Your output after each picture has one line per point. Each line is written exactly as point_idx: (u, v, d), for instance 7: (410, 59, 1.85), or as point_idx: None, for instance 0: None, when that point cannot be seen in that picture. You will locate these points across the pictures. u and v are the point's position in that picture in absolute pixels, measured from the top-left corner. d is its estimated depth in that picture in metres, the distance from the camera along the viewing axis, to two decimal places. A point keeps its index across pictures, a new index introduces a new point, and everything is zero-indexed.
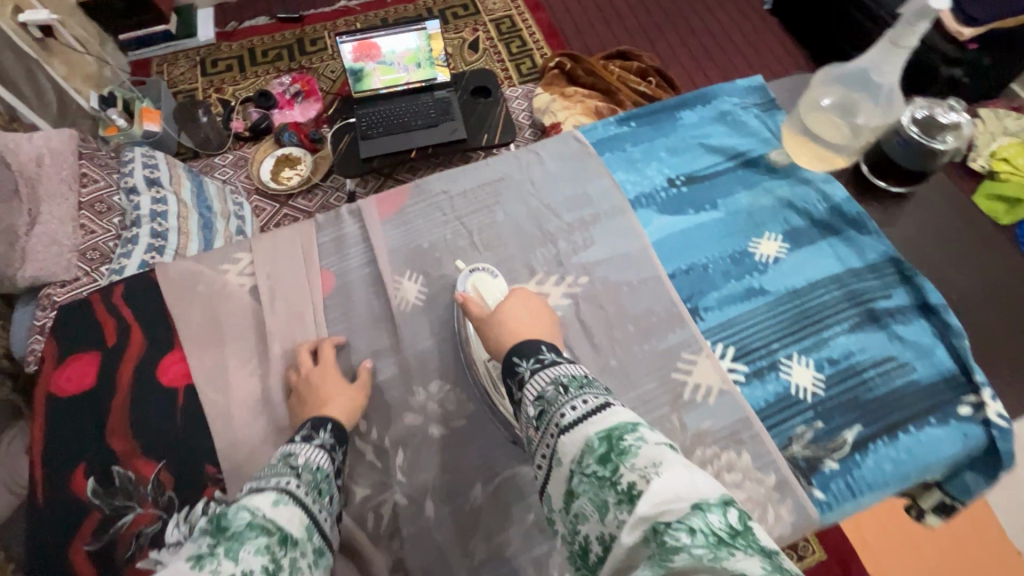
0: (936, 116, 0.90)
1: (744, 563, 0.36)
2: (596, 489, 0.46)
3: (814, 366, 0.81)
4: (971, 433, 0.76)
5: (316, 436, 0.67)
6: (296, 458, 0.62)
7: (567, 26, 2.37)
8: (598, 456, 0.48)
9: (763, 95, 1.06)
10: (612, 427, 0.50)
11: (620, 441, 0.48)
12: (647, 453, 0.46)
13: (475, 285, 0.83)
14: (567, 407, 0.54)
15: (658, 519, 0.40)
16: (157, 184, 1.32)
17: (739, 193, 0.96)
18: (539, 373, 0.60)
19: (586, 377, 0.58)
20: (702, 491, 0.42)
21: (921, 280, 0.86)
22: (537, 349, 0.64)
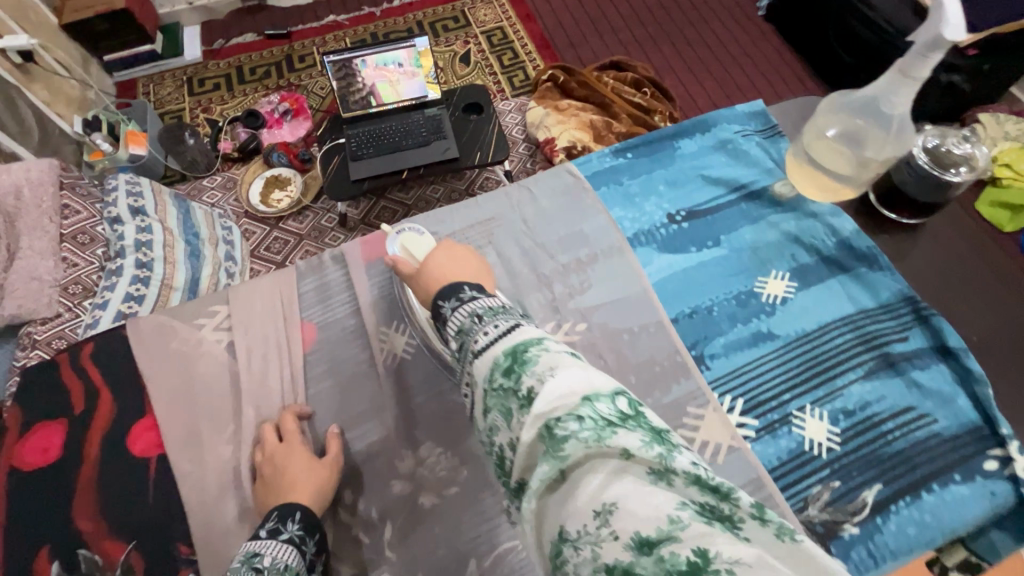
0: (948, 147, 0.85)
1: (627, 439, 0.36)
2: (502, 401, 0.45)
3: (828, 418, 0.76)
4: (999, 491, 0.71)
5: (284, 528, 0.62)
6: (261, 558, 0.57)
7: (559, 37, 2.33)
8: (504, 370, 0.46)
9: (765, 121, 1.01)
10: (516, 342, 0.47)
11: (524, 355, 0.46)
12: (546, 360, 0.44)
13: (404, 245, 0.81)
14: (478, 332, 0.51)
15: (550, 415, 0.40)
16: (142, 214, 1.26)
17: (742, 228, 0.91)
18: (457, 304, 0.55)
19: (502, 304, 0.54)
20: (595, 385, 0.41)
21: (939, 320, 0.81)
22: (458, 289, 0.57)
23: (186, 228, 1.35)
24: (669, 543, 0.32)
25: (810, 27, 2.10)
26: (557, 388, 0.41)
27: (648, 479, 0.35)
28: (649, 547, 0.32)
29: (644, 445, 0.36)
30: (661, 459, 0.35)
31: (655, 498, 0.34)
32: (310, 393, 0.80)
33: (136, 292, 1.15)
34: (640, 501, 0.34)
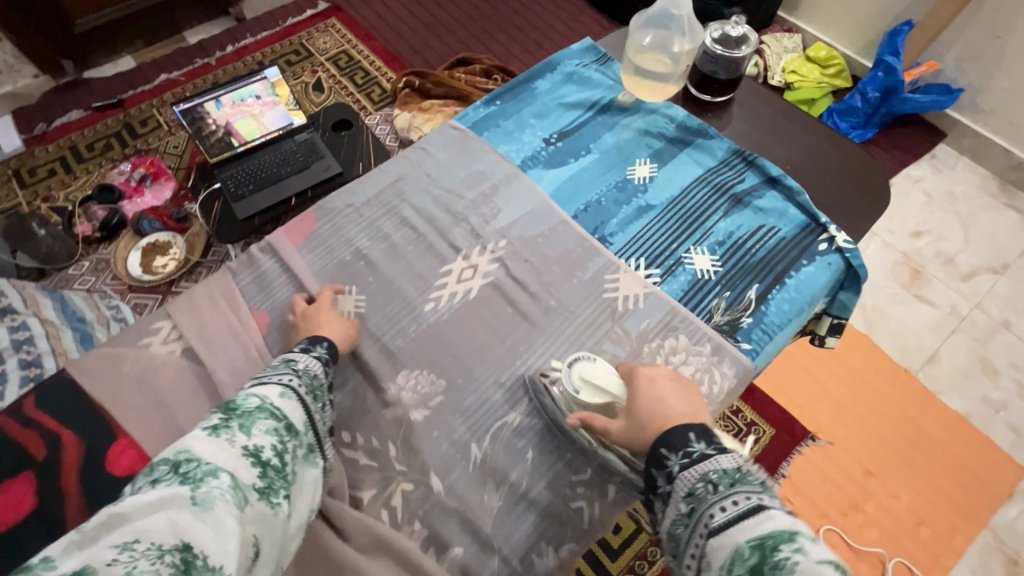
0: (728, 32, 1.09)
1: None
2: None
3: (708, 251, 0.97)
4: (833, 261, 0.95)
5: (315, 348, 0.76)
6: (298, 363, 0.73)
7: (403, 48, 2.47)
8: (749, 565, 0.49)
9: (596, 52, 1.22)
10: (764, 533, 0.50)
11: (773, 552, 0.48)
12: (801, 568, 0.46)
13: (584, 379, 0.79)
14: (718, 508, 0.55)
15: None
16: (10, 312, 1.17)
17: (604, 135, 1.10)
18: (692, 470, 0.61)
19: (740, 473, 0.58)
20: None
21: (760, 160, 1.05)
22: (686, 439, 0.64)
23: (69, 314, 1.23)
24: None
25: None
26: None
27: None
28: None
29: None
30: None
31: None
32: None
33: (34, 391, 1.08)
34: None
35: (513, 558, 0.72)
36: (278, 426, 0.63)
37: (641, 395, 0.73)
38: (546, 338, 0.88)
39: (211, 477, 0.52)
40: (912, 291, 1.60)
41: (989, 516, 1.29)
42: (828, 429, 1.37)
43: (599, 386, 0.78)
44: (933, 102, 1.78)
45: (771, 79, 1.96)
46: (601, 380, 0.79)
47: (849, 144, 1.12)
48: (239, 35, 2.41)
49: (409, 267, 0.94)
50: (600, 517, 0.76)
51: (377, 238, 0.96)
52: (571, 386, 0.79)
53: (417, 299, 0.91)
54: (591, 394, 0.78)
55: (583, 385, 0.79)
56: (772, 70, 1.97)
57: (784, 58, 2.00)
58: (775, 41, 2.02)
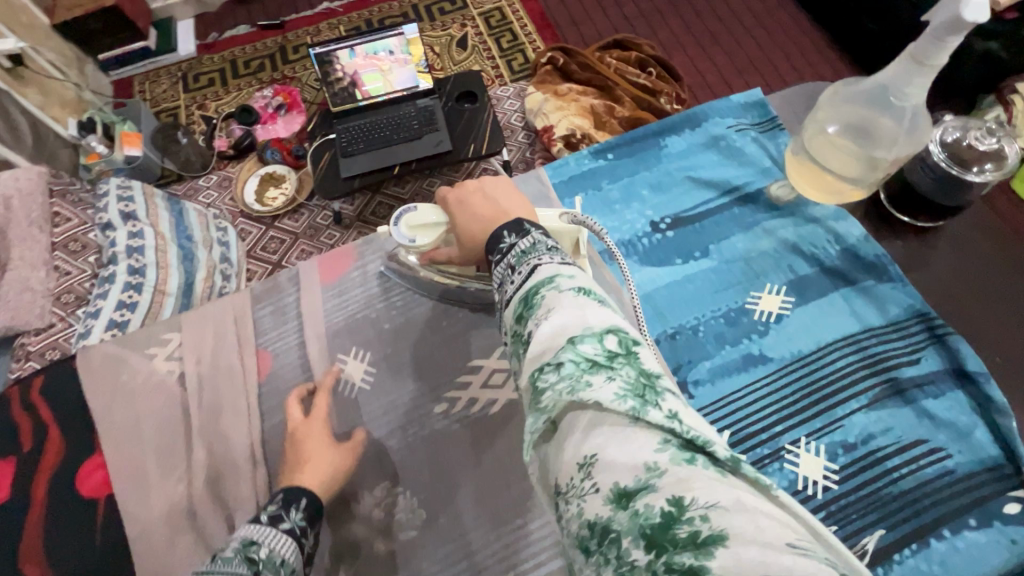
0: (971, 142, 0.74)
1: (601, 390, 0.35)
2: (513, 346, 0.45)
3: (825, 454, 0.69)
4: (1022, 540, 0.62)
5: (287, 516, 0.59)
6: (258, 549, 0.54)
7: (560, 16, 2.20)
8: (516, 318, 0.46)
9: (762, 112, 0.91)
10: (527, 287, 0.47)
11: (533, 297, 0.45)
12: (546, 302, 0.44)
13: (415, 226, 0.72)
14: (505, 279, 0.50)
15: (539, 363, 0.40)
16: (133, 218, 1.24)
17: (734, 236, 0.82)
18: (500, 259, 0.53)
19: (533, 246, 0.52)
20: (585, 321, 0.41)
21: (956, 341, 0.71)
22: (498, 235, 0.55)
23: (180, 232, 1.32)
24: (645, 494, 0.31)
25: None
26: (547, 332, 0.41)
27: (627, 423, 0.34)
28: (627, 499, 0.32)
29: (618, 398, 0.35)
30: (634, 410, 0.34)
31: (635, 439, 0.34)
32: (264, 429, 0.75)
33: (129, 299, 1.14)
34: (619, 446, 0.34)
35: None
36: None
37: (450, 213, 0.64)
38: None
39: None
40: None
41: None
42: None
43: (427, 224, 0.71)
44: None
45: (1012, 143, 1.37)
46: (430, 215, 0.72)
47: None
48: None
49: (432, 351, 0.79)
50: None
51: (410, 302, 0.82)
52: (401, 238, 0.71)
53: (428, 395, 0.76)
54: (425, 236, 0.71)
55: (417, 232, 0.72)
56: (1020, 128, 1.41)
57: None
58: None
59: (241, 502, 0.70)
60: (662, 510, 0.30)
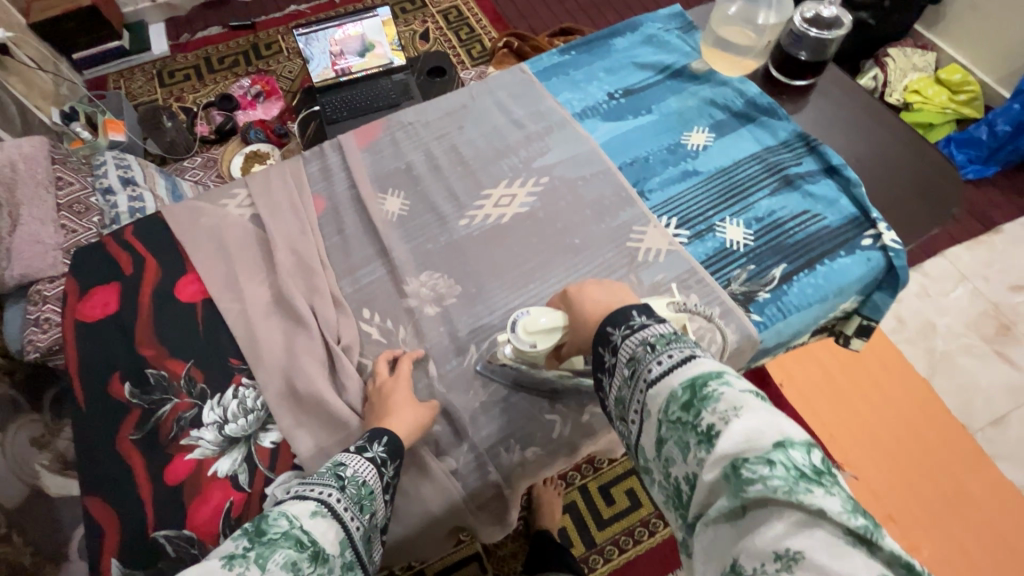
0: (821, 13, 1.07)
1: (821, 499, 0.42)
2: (680, 433, 0.52)
3: (743, 224, 0.97)
4: (873, 258, 0.92)
5: (371, 447, 0.68)
6: (346, 467, 0.63)
7: (510, 11, 2.53)
8: (682, 403, 0.53)
9: (683, 20, 1.22)
10: (694, 376, 0.54)
11: (703, 387, 0.52)
12: (728, 398, 0.50)
13: (532, 330, 0.76)
14: (653, 361, 0.57)
15: (737, 456, 0.46)
16: (132, 183, 1.44)
17: (669, 99, 1.11)
18: (631, 337, 0.61)
19: (674, 335, 0.60)
20: (785, 431, 0.47)
21: (824, 147, 1.02)
22: (628, 315, 0.63)
23: (176, 195, 1.53)
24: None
25: None
26: (742, 429, 0.47)
27: (844, 539, 0.41)
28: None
29: (842, 513, 0.41)
30: (859, 528, 0.41)
31: (854, 559, 0.40)
32: (326, 245, 0.96)
33: None
34: (832, 558, 0.40)
35: (480, 446, 0.79)
36: (304, 556, 0.51)
37: (574, 310, 0.71)
38: (555, 263, 0.94)
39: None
40: (991, 345, 1.50)
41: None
42: (831, 423, 1.37)
43: (543, 328, 0.76)
44: None
45: (889, 96, 1.86)
46: (544, 319, 0.76)
47: (929, 148, 1.06)
48: None
49: (451, 187, 1.02)
50: (570, 434, 0.80)
51: (428, 156, 1.05)
52: (522, 345, 0.76)
53: (453, 214, 0.99)
54: (544, 341, 0.75)
55: (537, 336, 0.76)
56: (891, 86, 1.86)
57: (909, 76, 1.87)
58: (903, 53, 1.88)
59: (317, 289, 0.90)
60: None
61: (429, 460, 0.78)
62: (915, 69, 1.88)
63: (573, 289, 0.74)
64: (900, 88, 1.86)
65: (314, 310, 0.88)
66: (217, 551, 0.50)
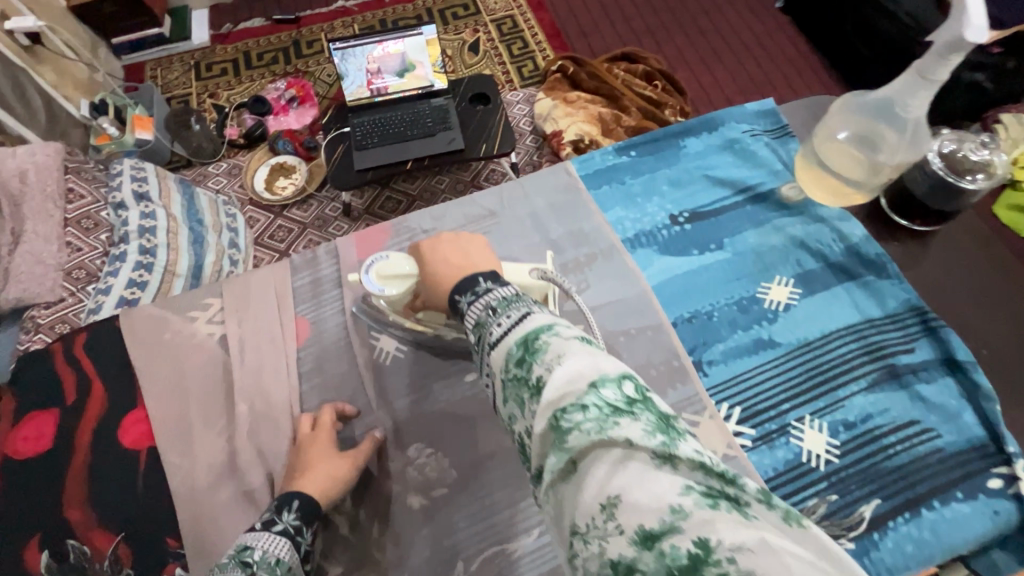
0: (968, 153, 0.82)
1: (628, 430, 0.36)
2: (515, 389, 0.45)
3: (827, 430, 0.74)
4: (1002, 510, 0.69)
5: (280, 518, 0.63)
6: (251, 552, 0.59)
7: (570, 27, 2.28)
8: (515, 359, 0.46)
9: (774, 121, 0.98)
10: (528, 331, 0.47)
11: (534, 338, 0.46)
12: (555, 346, 0.44)
13: (384, 277, 0.76)
14: (494, 323, 0.51)
15: (555, 405, 0.40)
16: (146, 199, 1.31)
17: (746, 231, 0.89)
18: (476, 302, 0.55)
19: (518, 295, 0.54)
20: (602, 368, 0.41)
21: (946, 332, 0.79)
22: (474, 280, 0.57)
23: (190, 215, 1.37)
24: (673, 537, 0.31)
25: (827, 20, 2.02)
26: (561, 376, 0.41)
27: (654, 464, 0.34)
28: (654, 541, 0.31)
29: (649, 437, 0.35)
30: (664, 446, 0.35)
31: (660, 482, 0.33)
32: (301, 389, 0.79)
33: (140, 278, 1.18)
34: (643, 488, 0.33)
35: None
36: None
37: (427, 264, 0.66)
38: None
39: None
40: None
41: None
42: None
43: (397, 274, 0.76)
44: None
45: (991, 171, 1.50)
46: (402, 265, 0.77)
47: None
48: None
49: None
50: None
51: None
52: (372, 289, 0.76)
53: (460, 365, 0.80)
54: (396, 287, 0.76)
55: (388, 283, 0.76)
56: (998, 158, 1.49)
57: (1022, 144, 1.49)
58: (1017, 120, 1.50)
59: (279, 455, 0.74)
60: (690, 553, 0.30)
61: None
62: None
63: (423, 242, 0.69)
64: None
65: (271, 484, 0.72)
66: None
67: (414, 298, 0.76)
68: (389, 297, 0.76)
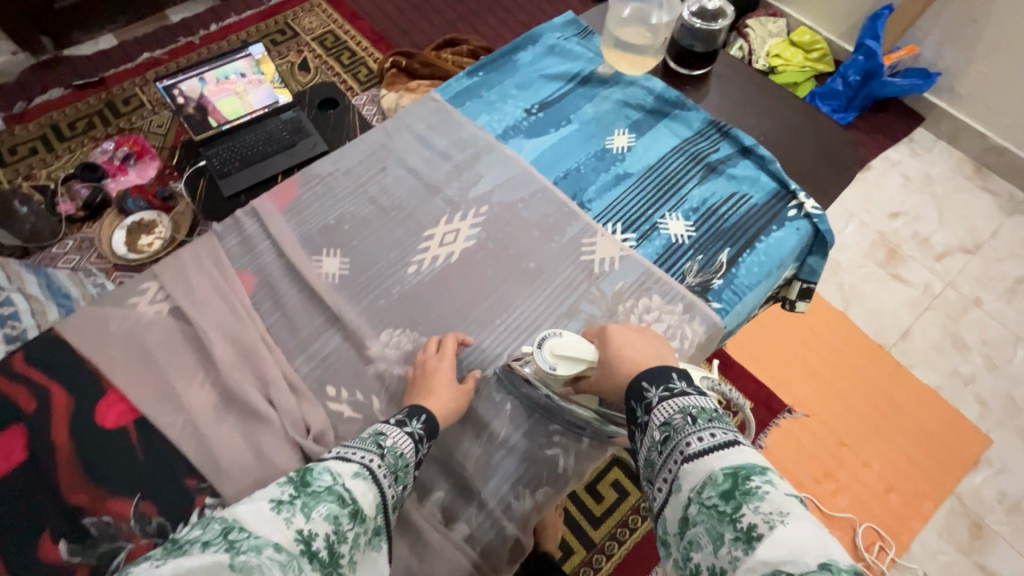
0: (705, 5, 1.12)
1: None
2: (714, 522, 0.50)
3: (682, 217, 1.00)
4: (801, 227, 0.99)
5: (410, 423, 0.70)
6: (386, 438, 0.67)
7: (390, 30, 2.45)
8: (721, 490, 0.51)
9: (578, 26, 1.24)
10: (739, 466, 0.52)
11: (747, 481, 0.50)
12: (775, 501, 0.48)
13: (555, 353, 0.76)
14: (693, 435, 0.56)
15: (778, 569, 0.44)
16: None
17: (584, 106, 1.13)
18: (667, 401, 0.61)
19: (715, 411, 0.59)
20: (832, 556, 0.44)
21: (735, 131, 1.09)
22: (668, 377, 0.64)
23: (55, 290, 1.23)
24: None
25: None
26: (787, 540, 0.45)
27: None
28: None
29: None
30: None
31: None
32: (267, 325, 0.87)
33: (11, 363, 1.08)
34: None
35: (490, 502, 0.76)
36: (345, 513, 0.55)
37: (611, 345, 0.73)
38: (518, 292, 0.92)
39: (256, 551, 0.48)
40: (887, 270, 1.64)
41: (956, 485, 1.35)
42: (775, 371, 1.46)
43: (573, 355, 0.75)
44: (910, 86, 1.79)
45: (755, 63, 1.99)
46: (582, 349, 0.76)
47: (823, 119, 1.15)
48: (223, 15, 2.33)
49: (390, 235, 0.97)
50: (575, 465, 0.79)
51: (361, 205, 0.99)
52: (545, 364, 0.75)
53: (399, 264, 0.94)
54: (565, 367, 0.75)
55: (557, 360, 0.76)
56: (756, 54, 1.99)
57: (769, 42, 2.02)
58: (760, 24, 2.05)
59: (268, 378, 0.81)
60: None
61: (438, 540, 0.73)
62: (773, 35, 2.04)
63: (610, 328, 0.76)
64: (763, 54, 2.00)
65: (270, 402, 0.80)
66: (266, 495, 0.55)
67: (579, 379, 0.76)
68: (556, 375, 0.76)
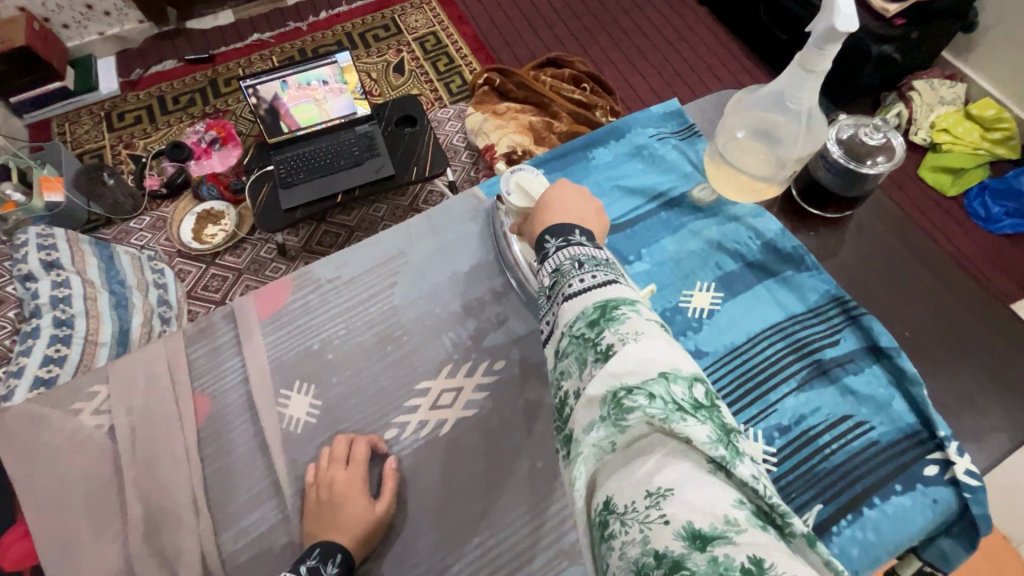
0: (862, 137, 0.81)
1: (694, 429, 0.39)
2: (580, 349, 0.48)
3: (763, 438, 0.72)
4: (940, 499, 0.67)
5: (324, 569, 0.61)
6: None
7: (494, 38, 2.03)
8: (588, 321, 0.49)
9: (681, 121, 0.98)
10: (608, 299, 0.51)
11: (614, 309, 0.49)
12: (633, 324, 0.47)
13: (516, 183, 0.77)
14: (575, 277, 0.54)
15: (622, 382, 0.43)
16: (56, 267, 1.13)
17: (664, 239, 0.87)
18: (563, 249, 0.58)
19: (604, 258, 0.57)
20: (676, 364, 0.44)
21: (868, 319, 0.78)
22: (569, 231, 0.60)
23: (111, 277, 1.21)
24: (724, 543, 0.34)
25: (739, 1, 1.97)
26: (637, 356, 0.44)
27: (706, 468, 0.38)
28: (704, 542, 0.34)
29: (711, 442, 0.39)
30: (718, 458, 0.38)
31: (712, 487, 0.37)
32: (205, 473, 0.72)
33: (57, 353, 1.03)
34: (696, 488, 0.37)
35: None
36: None
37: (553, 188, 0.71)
38: (512, 500, 0.70)
39: None
40: None
41: None
42: None
43: (529, 191, 0.76)
44: None
45: (912, 135, 1.55)
46: (538, 189, 0.76)
47: (999, 314, 0.81)
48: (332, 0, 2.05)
49: (376, 377, 0.78)
50: None
51: (353, 330, 0.81)
52: (503, 185, 0.77)
53: (376, 422, 0.75)
54: (518, 198, 0.76)
55: (513, 187, 0.77)
56: (916, 123, 1.55)
57: (936, 111, 1.56)
58: (930, 87, 1.57)
59: (183, 552, 0.67)
60: (741, 564, 0.33)
61: None
62: (943, 103, 1.57)
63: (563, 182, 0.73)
64: (924, 125, 1.55)
65: None
66: None
67: (523, 218, 0.76)
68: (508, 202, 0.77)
